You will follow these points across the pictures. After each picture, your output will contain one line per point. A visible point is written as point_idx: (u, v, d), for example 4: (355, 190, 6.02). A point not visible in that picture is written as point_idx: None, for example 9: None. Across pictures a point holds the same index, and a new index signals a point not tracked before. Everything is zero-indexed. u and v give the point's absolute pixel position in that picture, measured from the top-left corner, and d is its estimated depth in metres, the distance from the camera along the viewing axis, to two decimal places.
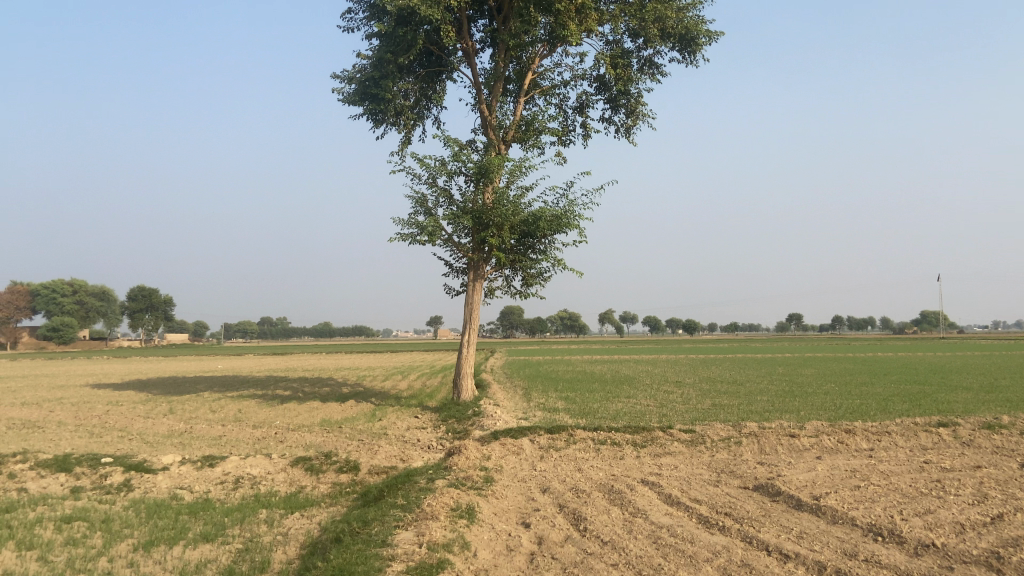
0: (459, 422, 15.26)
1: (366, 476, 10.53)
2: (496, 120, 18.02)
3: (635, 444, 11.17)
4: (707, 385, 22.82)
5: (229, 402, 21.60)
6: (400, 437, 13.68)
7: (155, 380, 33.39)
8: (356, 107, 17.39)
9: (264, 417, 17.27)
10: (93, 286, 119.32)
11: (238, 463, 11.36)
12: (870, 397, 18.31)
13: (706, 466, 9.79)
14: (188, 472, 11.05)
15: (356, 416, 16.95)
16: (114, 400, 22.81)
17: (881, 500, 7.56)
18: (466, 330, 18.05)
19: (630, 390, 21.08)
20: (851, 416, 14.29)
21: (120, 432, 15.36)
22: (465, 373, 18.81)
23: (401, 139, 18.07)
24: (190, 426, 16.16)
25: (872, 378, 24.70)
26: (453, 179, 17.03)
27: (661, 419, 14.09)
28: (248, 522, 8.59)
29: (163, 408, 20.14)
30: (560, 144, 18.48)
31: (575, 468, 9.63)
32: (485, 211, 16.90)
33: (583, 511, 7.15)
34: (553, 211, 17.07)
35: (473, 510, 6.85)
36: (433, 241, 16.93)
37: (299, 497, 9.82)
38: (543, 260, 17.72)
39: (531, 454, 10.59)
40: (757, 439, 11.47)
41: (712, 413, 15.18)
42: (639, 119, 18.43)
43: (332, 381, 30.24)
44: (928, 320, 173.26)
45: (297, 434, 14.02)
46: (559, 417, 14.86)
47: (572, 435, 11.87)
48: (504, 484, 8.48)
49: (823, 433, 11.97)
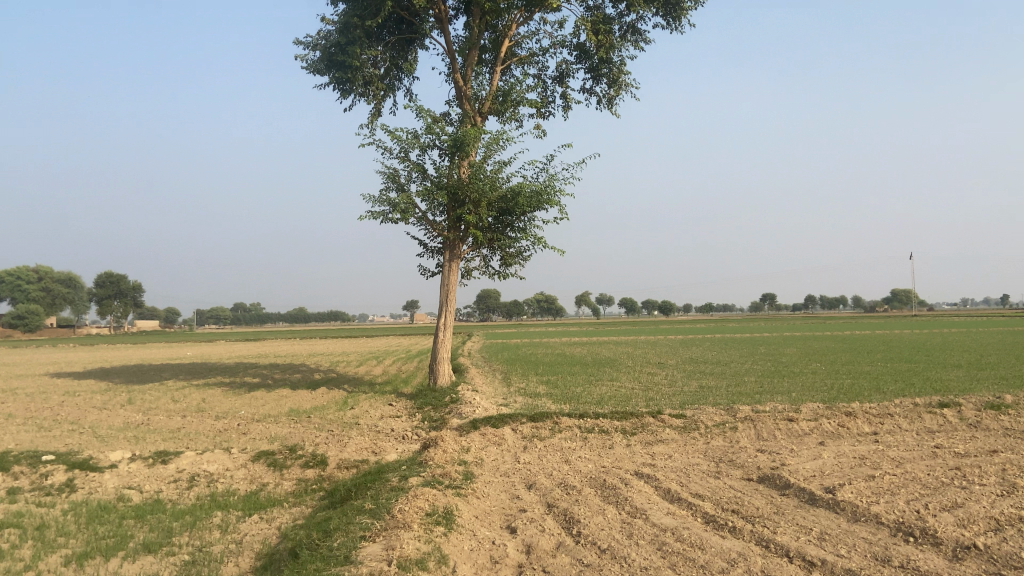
0: (435, 410, 14.41)
1: (334, 472, 9.70)
2: (471, 91, 17.04)
3: (625, 432, 10.43)
4: (691, 366, 22.27)
5: (193, 391, 20.53)
6: (373, 427, 12.83)
7: (118, 368, 32.08)
8: (322, 76, 16.34)
9: (228, 407, 16.29)
10: (59, 272, 116.51)
11: (194, 459, 10.40)
12: (861, 377, 17.77)
13: (703, 455, 9.07)
14: (138, 469, 10.07)
15: (326, 404, 16.07)
16: (70, 390, 21.58)
17: (902, 493, 6.87)
18: (442, 312, 17.17)
19: (613, 373, 20.39)
20: (847, 397, 13.74)
21: (71, 426, 14.28)
22: (441, 357, 17.97)
23: (371, 111, 17.03)
24: (147, 418, 15.10)
25: (857, 357, 24.28)
26: (426, 152, 16.09)
27: (648, 403, 13.40)
28: (200, 528, 7.70)
29: (122, 398, 19.04)
30: (539, 116, 17.57)
31: (562, 461, 8.85)
32: (460, 186, 15.96)
33: (575, 512, 6.37)
34: (533, 187, 16.21)
35: (452, 515, 6.01)
36: (406, 219, 15.99)
37: (260, 496, 8.97)
38: (522, 238, 16.89)
39: (514, 444, 9.79)
40: (753, 424, 10.76)
41: (702, 395, 14.55)
42: (622, 89, 17.59)
43: (303, 367, 29.32)
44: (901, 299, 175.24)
45: (261, 426, 13.07)
46: (541, 403, 14.08)
47: (557, 423, 11.06)
48: (484, 480, 7.67)
49: (823, 416, 11.32)
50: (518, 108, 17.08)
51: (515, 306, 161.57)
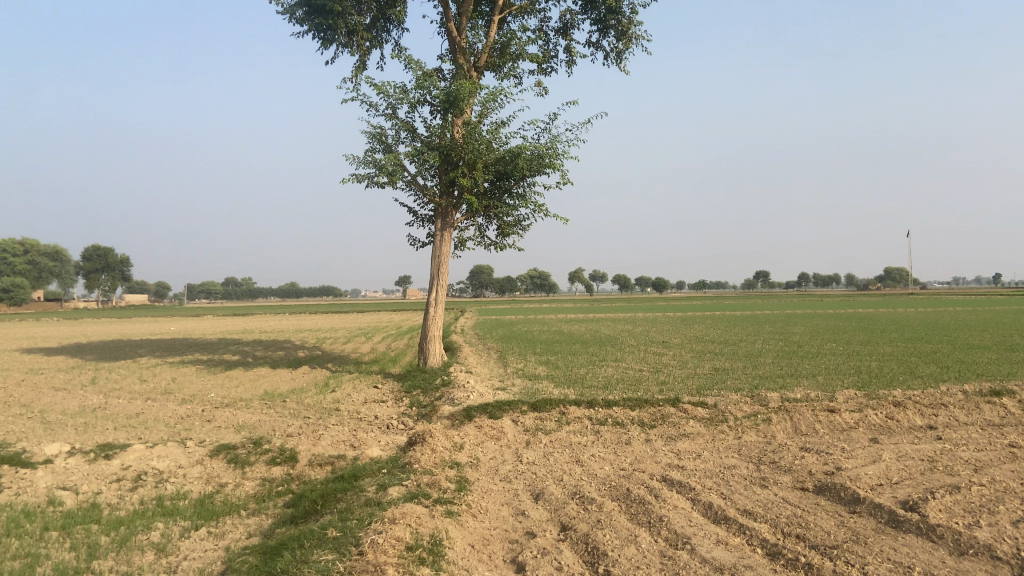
0: (425, 394, 13.05)
1: (305, 471, 8.32)
2: (465, 43, 15.37)
3: (642, 425, 9.06)
4: (699, 345, 20.93)
5: (165, 370, 19.00)
6: (355, 414, 11.43)
7: (96, 344, 30.43)
8: (300, 23, 14.62)
9: (198, 389, 14.79)
10: (46, 245, 114.15)
11: (143, 453, 8.91)
12: (886, 359, 16.52)
13: (738, 455, 7.73)
14: (75, 466, 8.55)
15: (305, 386, 14.67)
16: (34, 367, 19.97)
17: (1003, 512, 5.53)
18: (433, 287, 15.72)
19: (616, 352, 19.08)
20: (882, 383, 12.50)
21: (18, 409, 12.73)
22: (432, 335, 16.55)
23: (355, 63, 15.39)
24: (106, 401, 13.58)
25: (871, 336, 23.13)
26: (416, 109, 14.51)
27: (663, 388, 12.06)
28: (134, 544, 6.26)
29: (85, 377, 17.46)
30: (540, 72, 15.97)
31: (573, 461, 7.48)
32: (454, 148, 14.40)
33: (600, 538, 4.99)
34: (534, 149, 14.68)
35: (442, 549, 4.61)
36: (393, 183, 14.46)
37: (216, 500, 7.56)
38: (521, 206, 15.41)
39: (515, 440, 8.43)
40: (789, 415, 9.43)
41: (720, 378, 13.27)
42: (632, 42, 16.00)
43: (288, 344, 27.76)
44: (896, 276, 174.70)
45: (229, 412, 11.63)
46: (543, 387, 12.75)
47: (564, 413, 9.66)
48: (482, 490, 6.30)
49: (866, 407, 10.01)
50: (518, 62, 15.49)
51: (509, 282, 160.22)
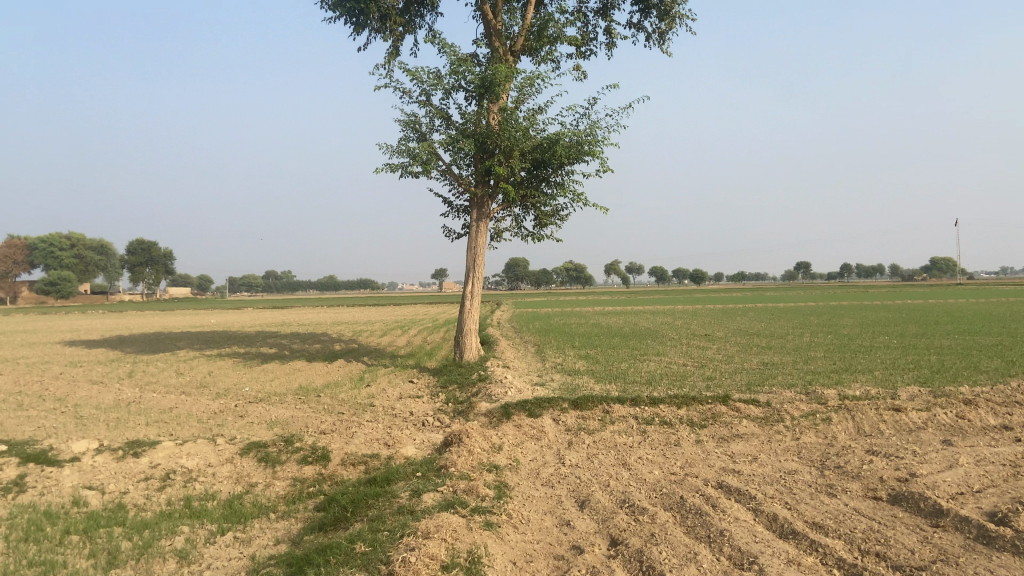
0: (462, 390, 12.64)
1: (337, 471, 7.95)
2: (501, 26, 14.86)
3: (692, 424, 8.51)
4: (744, 338, 20.22)
5: (201, 363, 18.88)
6: (389, 409, 11.07)
7: (137, 337, 30.81)
8: (332, 7, 14.25)
9: (232, 383, 14.60)
10: (91, 240, 116.72)
11: (172, 451, 8.64)
12: (945, 352, 15.70)
13: (799, 459, 7.15)
14: (104, 464, 8.32)
15: (339, 380, 14.38)
16: (74, 360, 20.08)
17: None
18: (469, 279, 15.30)
19: (659, 346, 18.48)
20: (945, 378, 11.76)
21: (53, 404, 12.62)
22: (468, 329, 16.14)
23: (388, 49, 14.98)
24: (141, 395, 13.44)
25: (927, 329, 22.14)
26: (451, 95, 14.06)
27: (710, 384, 11.50)
28: (157, 550, 5.94)
29: (122, 371, 17.41)
30: (579, 56, 15.38)
31: (620, 464, 6.98)
32: (490, 135, 13.93)
33: (655, 555, 4.50)
34: (573, 135, 14.14)
35: (480, 567, 4.17)
36: (427, 172, 14.06)
37: (244, 502, 7.23)
38: (559, 195, 14.88)
39: (557, 440, 7.95)
40: (851, 414, 8.80)
41: (770, 373, 12.62)
42: (675, 22, 15.32)
43: (324, 337, 27.69)
44: (944, 267, 169.90)
45: (261, 408, 11.35)
46: (583, 382, 12.26)
47: (607, 412, 9.15)
48: (522, 497, 5.85)
49: (935, 406, 9.33)
50: (556, 45, 14.92)
51: (545, 274, 159.54)
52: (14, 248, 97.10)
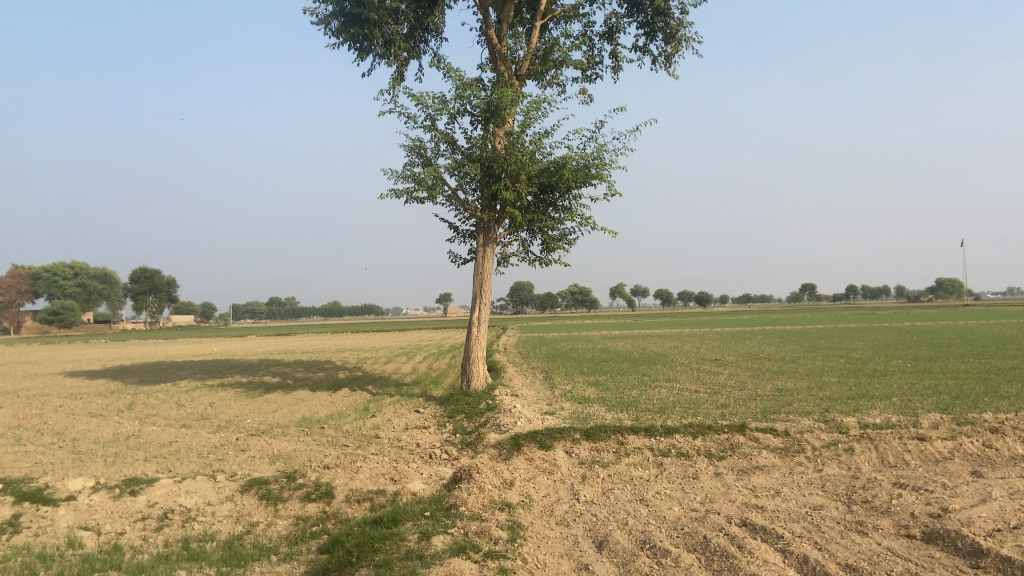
0: (469, 420, 12.33)
1: (341, 509, 7.65)
2: (506, 51, 14.77)
3: (710, 456, 8.20)
4: (755, 363, 19.88)
5: (203, 394, 18.58)
6: (395, 441, 10.76)
7: (139, 367, 30.56)
8: (337, 33, 14.16)
9: (235, 415, 14.30)
10: (96, 269, 117.06)
11: (171, 489, 8.35)
12: (962, 377, 15.35)
13: (824, 493, 6.83)
14: (100, 503, 8.03)
15: (344, 411, 14.10)
16: (74, 393, 19.81)
17: None
18: (476, 305, 15.04)
19: (669, 371, 18.14)
20: (966, 404, 11.42)
21: (50, 439, 12.35)
22: (476, 356, 15.84)
23: (392, 75, 14.88)
24: (141, 429, 13.15)
25: (940, 352, 21.76)
26: (456, 120, 13.93)
27: (725, 412, 11.19)
28: None
29: (123, 403, 17.12)
30: (584, 79, 15.27)
31: (637, 500, 6.66)
32: (496, 159, 13.77)
33: None
34: (580, 159, 13.96)
35: None
36: (433, 197, 13.88)
37: (245, 543, 6.92)
38: (567, 218, 14.67)
39: (570, 474, 7.65)
40: (875, 443, 8.48)
41: (786, 400, 12.29)
42: (681, 45, 15.21)
43: (328, 365, 27.41)
44: (949, 288, 169.23)
45: (263, 441, 11.06)
46: (594, 411, 11.96)
47: (621, 443, 8.85)
48: (536, 539, 5.54)
49: (960, 434, 9.00)
50: (562, 69, 14.82)
51: (549, 298, 159.23)
52: (18, 278, 97.29)
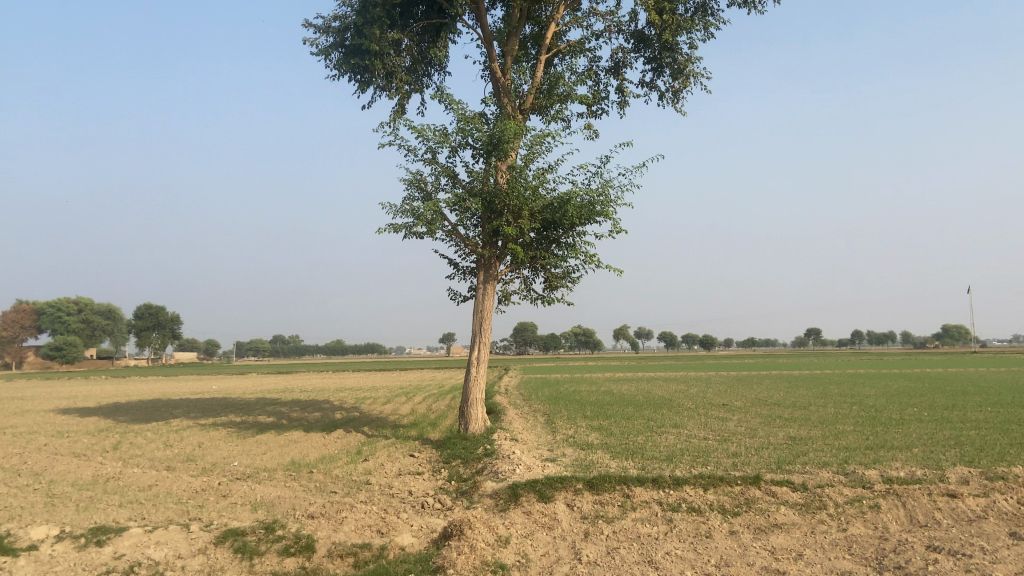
0: (465, 466, 11.68)
1: (321, 565, 7.01)
2: (510, 84, 14.50)
3: (724, 511, 7.56)
4: (764, 410, 19.14)
5: (193, 434, 17.94)
6: (386, 488, 10.13)
7: (134, 403, 29.95)
8: (337, 64, 13.89)
9: (222, 457, 13.66)
10: (100, 304, 116.88)
11: (141, 539, 7.73)
12: (983, 427, 14.60)
13: (851, 557, 6.20)
14: (62, 554, 7.41)
15: (336, 454, 13.48)
16: (62, 430, 19.20)
17: None
18: (475, 344, 14.50)
19: (675, 417, 17.46)
20: (993, 458, 10.71)
21: (26, 481, 11.74)
22: (475, 399, 15.23)
23: (393, 107, 14.58)
24: (122, 471, 12.52)
25: (955, 400, 21.02)
26: (457, 153, 13.58)
27: (737, 462, 10.52)
28: None
29: (109, 442, 16.49)
30: (590, 114, 14.94)
31: (645, 562, 6.05)
32: (497, 194, 13.39)
33: None
34: (585, 195, 13.58)
35: None
36: (432, 232, 13.45)
37: None
38: (570, 256, 14.22)
39: (571, 530, 7.03)
40: (901, 500, 7.83)
41: (800, 450, 11.61)
42: (689, 80, 14.93)
43: (326, 404, 26.74)
44: (957, 335, 167.69)
45: (247, 486, 10.45)
46: (597, 458, 11.30)
47: (626, 495, 8.21)
48: None
49: (992, 491, 8.32)
50: (566, 104, 14.51)
51: (553, 340, 158.04)
52: (22, 312, 97.04)
